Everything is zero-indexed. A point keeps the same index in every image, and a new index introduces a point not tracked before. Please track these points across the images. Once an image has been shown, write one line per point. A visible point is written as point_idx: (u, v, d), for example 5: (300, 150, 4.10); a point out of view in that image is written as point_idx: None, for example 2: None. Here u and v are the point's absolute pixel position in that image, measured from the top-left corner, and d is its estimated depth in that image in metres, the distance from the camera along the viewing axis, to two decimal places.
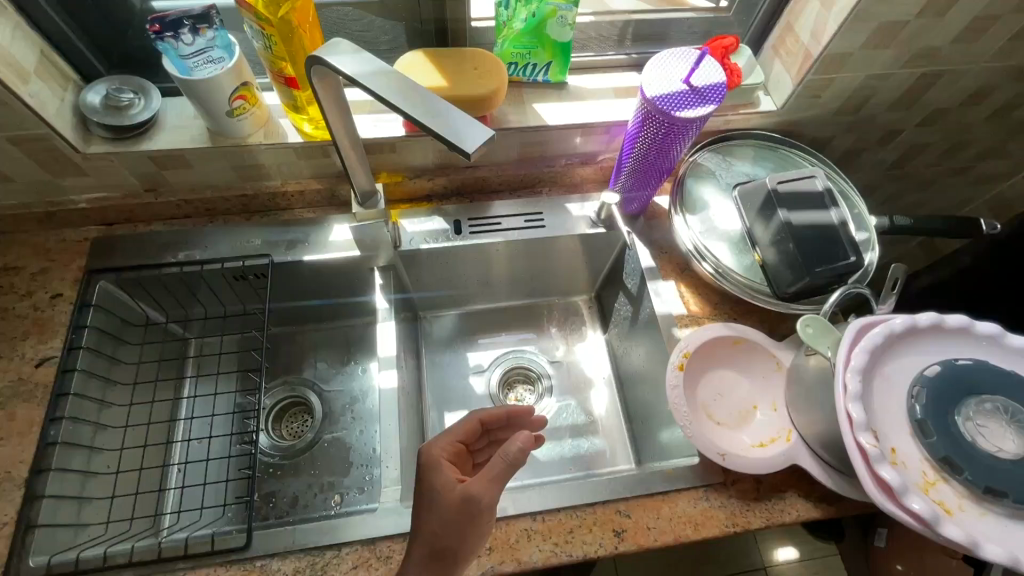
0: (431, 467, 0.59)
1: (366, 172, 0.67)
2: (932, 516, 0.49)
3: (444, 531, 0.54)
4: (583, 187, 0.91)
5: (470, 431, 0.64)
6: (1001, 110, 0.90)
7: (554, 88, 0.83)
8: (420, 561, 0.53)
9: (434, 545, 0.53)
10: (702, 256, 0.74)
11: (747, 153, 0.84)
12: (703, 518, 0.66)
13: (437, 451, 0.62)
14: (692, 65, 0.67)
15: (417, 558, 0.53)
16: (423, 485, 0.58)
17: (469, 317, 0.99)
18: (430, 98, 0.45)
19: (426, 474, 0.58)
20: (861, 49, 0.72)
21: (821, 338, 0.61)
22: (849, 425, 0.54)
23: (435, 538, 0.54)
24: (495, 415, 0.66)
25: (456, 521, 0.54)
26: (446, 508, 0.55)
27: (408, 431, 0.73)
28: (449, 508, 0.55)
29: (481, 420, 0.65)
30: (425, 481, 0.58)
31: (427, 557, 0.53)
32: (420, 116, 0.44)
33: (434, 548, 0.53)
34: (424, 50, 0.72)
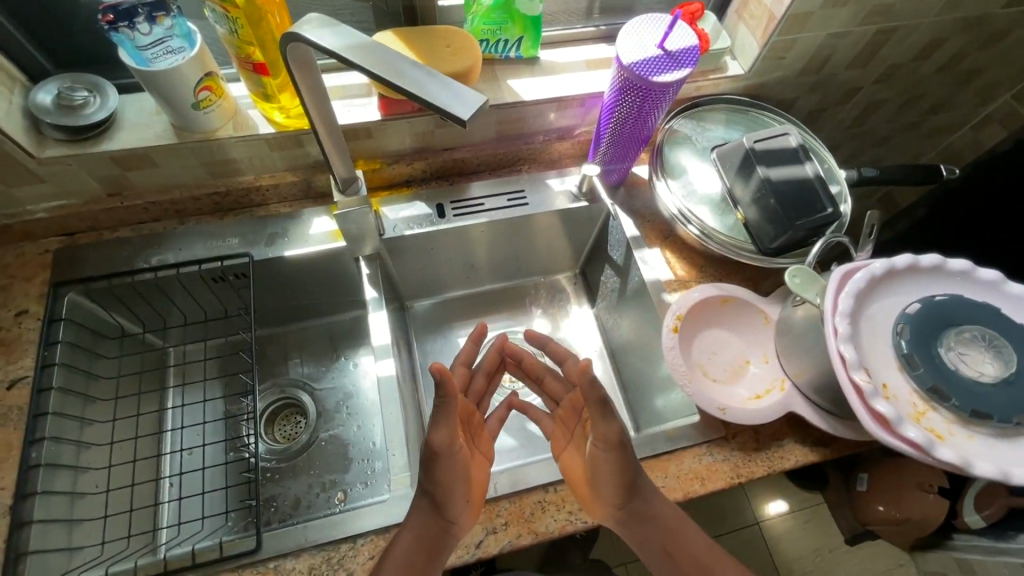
0: None
1: (348, 157, 0.65)
2: (927, 442, 0.51)
3: (426, 475, 0.56)
4: (562, 163, 0.91)
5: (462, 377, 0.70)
6: (950, 62, 0.95)
7: (526, 64, 0.82)
8: (426, 508, 0.57)
9: (434, 496, 0.57)
10: (686, 219, 0.76)
11: (718, 118, 0.85)
12: (708, 473, 0.68)
13: None
14: (665, 30, 0.67)
15: (425, 507, 0.57)
16: None
17: (445, 304, 1.00)
18: (416, 67, 0.44)
19: None
20: (820, 8, 0.75)
21: (809, 287, 0.64)
22: (842, 365, 0.57)
23: (427, 483, 0.57)
24: (470, 352, 0.70)
25: (427, 464, 0.55)
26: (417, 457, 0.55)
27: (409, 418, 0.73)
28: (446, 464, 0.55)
29: (465, 363, 0.71)
30: None
31: (431, 506, 0.57)
32: (407, 85, 0.43)
33: (434, 492, 0.56)
34: (393, 30, 0.70)
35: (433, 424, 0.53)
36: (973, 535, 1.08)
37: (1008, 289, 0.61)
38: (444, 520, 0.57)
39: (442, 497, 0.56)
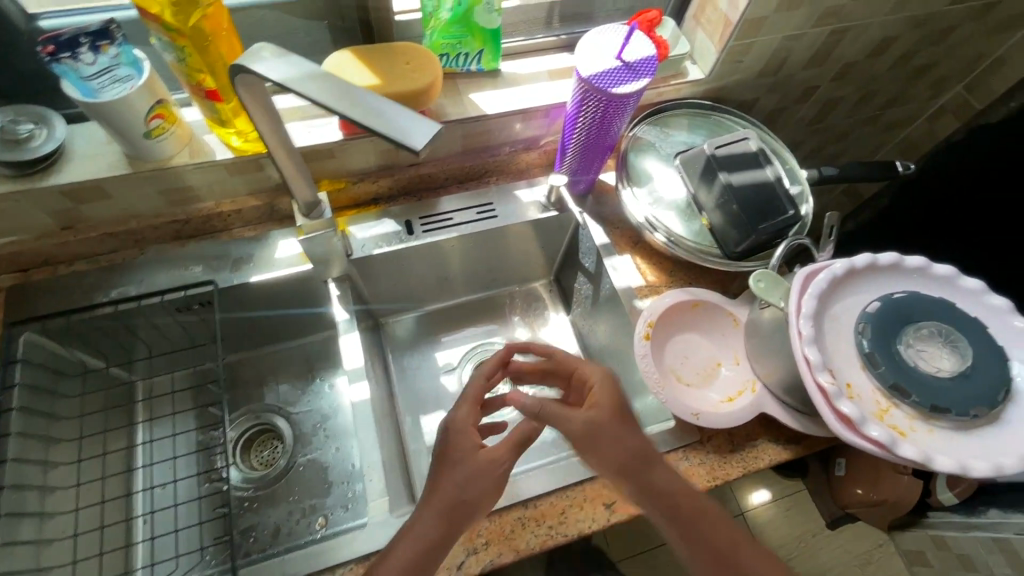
0: (459, 432, 0.62)
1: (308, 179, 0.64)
2: (889, 441, 0.53)
3: (465, 486, 0.57)
4: (530, 173, 0.91)
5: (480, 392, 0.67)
6: (903, 57, 0.97)
7: (488, 76, 0.82)
8: (440, 513, 0.57)
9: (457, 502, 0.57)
10: (653, 226, 0.76)
11: (682, 123, 0.86)
12: (685, 477, 0.69)
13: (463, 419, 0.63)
14: (622, 41, 0.67)
15: (438, 511, 0.57)
16: (449, 447, 0.60)
17: (435, 315, 1.01)
18: (368, 96, 0.43)
19: (454, 437, 0.61)
20: (774, 12, 0.76)
21: (773, 291, 0.65)
22: (808, 367, 0.58)
23: (463, 495, 0.57)
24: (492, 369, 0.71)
25: (481, 475, 0.58)
26: (471, 466, 0.58)
27: (387, 439, 0.72)
28: (469, 469, 0.58)
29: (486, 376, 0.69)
30: (451, 443, 0.61)
31: (447, 509, 0.57)
32: (359, 116, 0.42)
33: (456, 498, 0.57)
34: (350, 48, 0.69)
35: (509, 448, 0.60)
36: (946, 512, 1.14)
37: (961, 284, 0.63)
38: (451, 532, 0.57)
39: (465, 506, 0.57)
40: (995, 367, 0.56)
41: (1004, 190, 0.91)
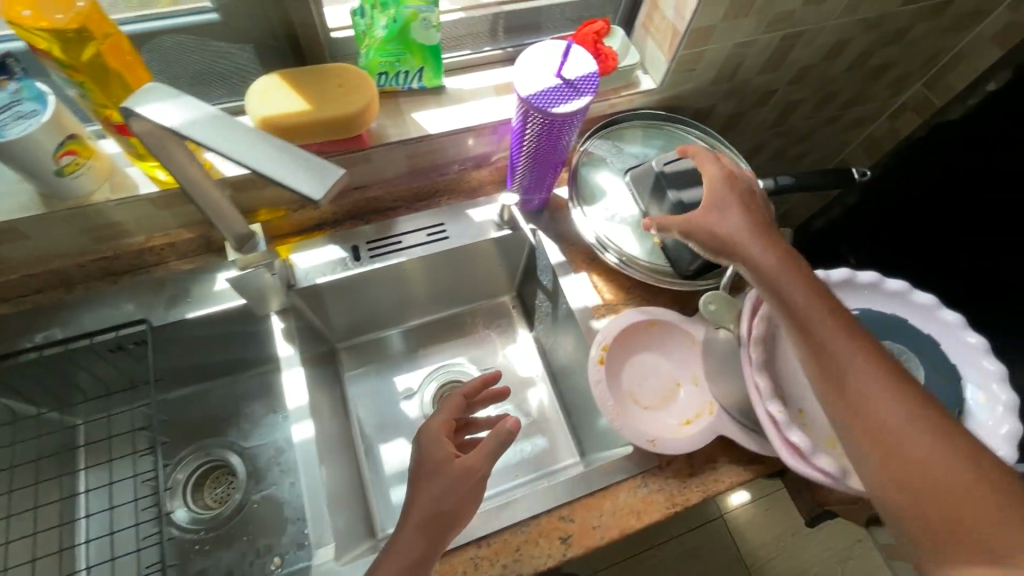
0: (431, 441, 0.61)
1: (232, 213, 0.62)
2: (839, 471, 0.52)
3: (441, 498, 0.56)
4: (483, 190, 0.88)
5: (457, 407, 0.67)
6: (860, 59, 0.96)
7: (432, 93, 0.79)
8: (418, 527, 0.55)
9: (436, 511, 0.56)
10: (604, 247, 0.75)
11: (636, 135, 0.84)
12: (644, 505, 0.67)
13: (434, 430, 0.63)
14: (560, 58, 0.64)
15: (416, 524, 0.55)
16: (421, 460, 0.60)
17: (401, 335, 0.98)
18: (267, 141, 0.41)
19: (427, 445, 0.61)
20: (722, 20, 0.74)
21: (724, 314, 0.64)
22: (758, 396, 0.56)
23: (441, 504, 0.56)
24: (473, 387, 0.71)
25: (460, 483, 0.57)
26: (449, 475, 0.58)
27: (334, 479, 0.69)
28: (445, 479, 0.58)
29: (463, 395, 0.70)
30: (423, 454, 0.60)
31: (428, 518, 0.55)
32: (250, 158, 0.40)
33: (435, 512, 0.56)
34: (278, 72, 0.65)
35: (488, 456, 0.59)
36: None
37: (914, 299, 0.62)
38: (433, 548, 0.55)
39: (444, 517, 0.56)
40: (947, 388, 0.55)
41: (964, 189, 0.90)
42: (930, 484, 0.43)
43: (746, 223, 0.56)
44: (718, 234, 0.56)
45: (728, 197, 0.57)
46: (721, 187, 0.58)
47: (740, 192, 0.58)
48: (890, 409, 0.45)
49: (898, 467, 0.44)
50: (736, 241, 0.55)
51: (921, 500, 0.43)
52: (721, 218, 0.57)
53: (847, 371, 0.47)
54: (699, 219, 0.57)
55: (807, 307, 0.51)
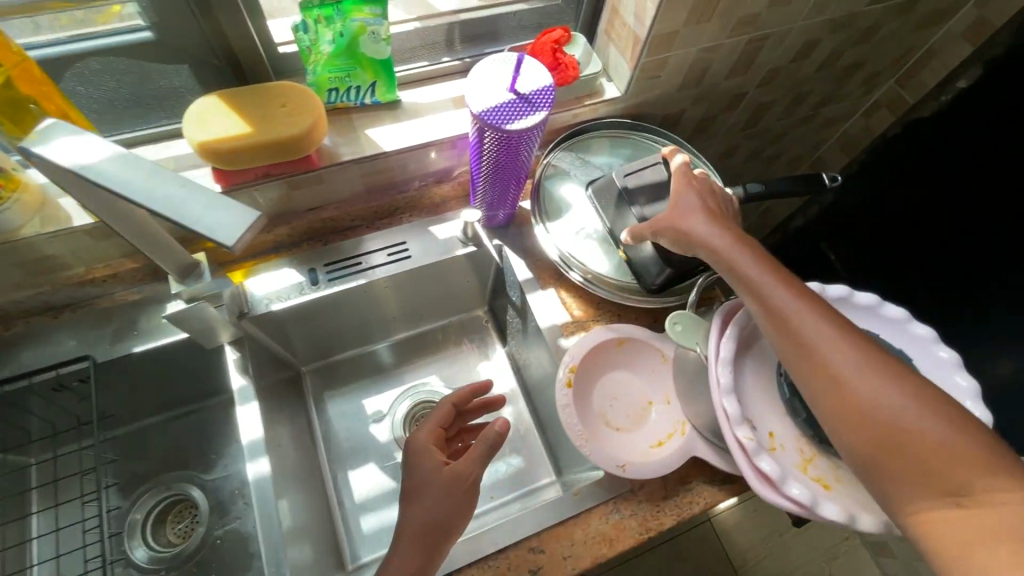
0: (420, 452, 0.62)
1: (171, 246, 0.58)
2: (810, 500, 0.49)
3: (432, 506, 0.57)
4: (446, 206, 0.86)
5: (446, 416, 0.68)
6: (829, 59, 0.94)
7: (387, 108, 0.75)
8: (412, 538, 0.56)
9: (428, 522, 0.57)
10: (569, 265, 0.74)
11: (601, 146, 0.82)
12: (617, 532, 0.65)
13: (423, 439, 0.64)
14: (513, 72, 0.61)
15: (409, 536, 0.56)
16: (411, 471, 0.61)
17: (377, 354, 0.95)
18: (181, 185, 0.38)
19: (416, 457, 0.61)
20: (684, 26, 0.71)
21: (691, 334, 0.62)
22: (726, 422, 0.54)
23: (432, 514, 0.57)
24: (464, 395, 0.71)
25: (449, 493, 0.58)
26: (439, 484, 0.58)
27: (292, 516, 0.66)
28: (436, 490, 0.58)
29: (453, 402, 0.70)
30: (413, 466, 0.61)
31: (422, 530, 0.56)
32: (154, 206, 0.37)
33: (427, 523, 0.57)
34: (217, 93, 0.62)
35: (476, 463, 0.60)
36: None
37: (885, 313, 0.60)
38: (431, 558, 0.56)
39: (438, 526, 0.57)
40: None
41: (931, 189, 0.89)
42: (898, 436, 0.44)
43: (706, 216, 0.56)
44: (681, 229, 0.57)
45: (688, 193, 0.58)
46: (681, 185, 0.59)
47: (700, 190, 0.60)
48: (855, 371, 0.46)
49: (865, 426, 0.45)
50: (696, 232, 0.56)
51: (891, 456, 0.44)
52: (683, 214, 0.57)
53: (808, 340, 0.48)
54: (661, 220, 0.59)
55: (766, 282, 0.51)
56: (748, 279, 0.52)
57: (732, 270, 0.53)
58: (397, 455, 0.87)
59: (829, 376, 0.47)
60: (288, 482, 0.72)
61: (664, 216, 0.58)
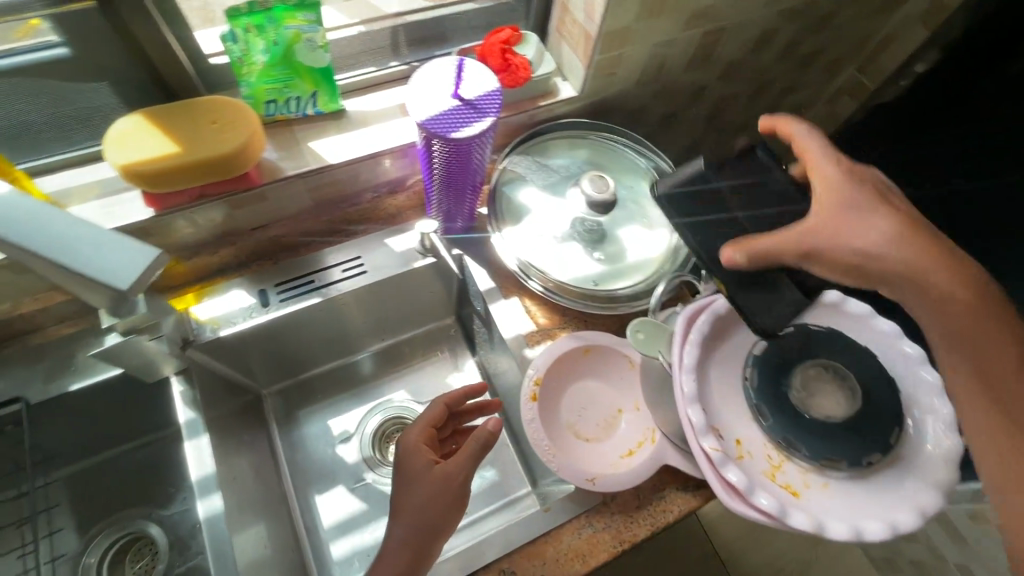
0: (412, 452, 0.61)
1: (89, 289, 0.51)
2: (779, 510, 0.48)
3: (422, 506, 0.56)
4: (402, 216, 0.83)
5: (439, 416, 0.67)
6: (787, 48, 0.93)
7: (332, 118, 0.72)
8: (401, 541, 0.55)
9: (416, 526, 0.55)
10: (528, 275, 0.72)
11: (561, 148, 0.80)
12: (590, 547, 0.63)
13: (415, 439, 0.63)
14: (455, 77, 0.59)
15: (397, 539, 0.55)
16: (402, 471, 0.60)
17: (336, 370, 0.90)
18: (73, 228, 0.43)
19: (407, 457, 0.61)
20: (636, 22, 0.69)
21: (654, 342, 0.60)
22: (692, 432, 0.52)
23: (419, 515, 0.56)
24: (457, 396, 0.70)
25: (437, 494, 0.57)
26: (428, 483, 0.57)
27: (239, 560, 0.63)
28: (424, 489, 0.57)
29: (447, 402, 0.69)
30: (403, 466, 0.60)
31: (409, 532, 0.55)
32: (43, 244, 0.42)
33: (414, 526, 0.56)
34: (142, 111, 0.58)
35: (467, 463, 0.58)
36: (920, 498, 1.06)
37: (849, 309, 0.59)
38: (418, 562, 0.55)
39: (428, 526, 0.56)
40: (889, 405, 0.52)
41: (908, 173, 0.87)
42: None
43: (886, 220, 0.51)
44: (857, 243, 0.50)
45: (860, 195, 0.52)
46: (847, 187, 0.52)
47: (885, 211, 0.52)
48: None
49: None
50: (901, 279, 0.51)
51: None
52: (855, 220, 0.51)
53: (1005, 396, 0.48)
54: (826, 232, 0.50)
55: (951, 296, 0.51)
56: (937, 295, 0.51)
57: (922, 287, 0.52)
58: (367, 476, 0.83)
59: (994, 396, 0.49)
60: (246, 512, 0.69)
61: (833, 224, 0.51)
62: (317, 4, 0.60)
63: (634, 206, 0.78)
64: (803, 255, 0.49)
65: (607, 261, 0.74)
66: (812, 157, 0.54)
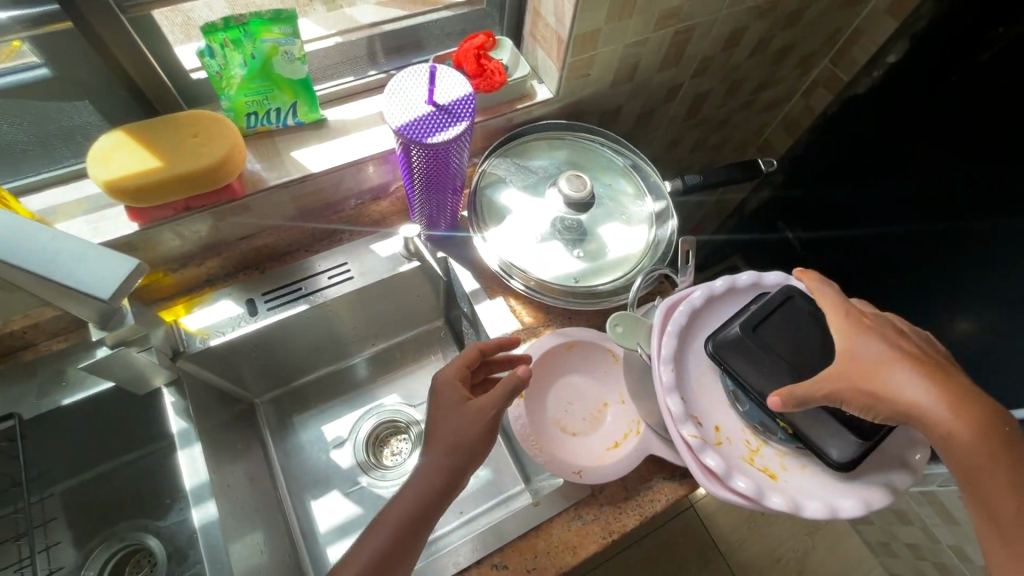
0: (446, 386, 0.59)
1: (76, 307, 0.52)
2: (756, 492, 0.50)
3: (452, 436, 0.55)
4: (386, 222, 0.84)
5: (473, 360, 0.63)
6: (760, 43, 0.95)
7: (312, 127, 0.73)
8: (429, 466, 0.55)
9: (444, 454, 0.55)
10: (510, 274, 0.73)
11: (540, 149, 0.81)
12: (580, 539, 0.64)
13: (450, 377, 0.61)
14: (428, 84, 0.60)
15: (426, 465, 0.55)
16: (435, 405, 0.59)
17: (328, 377, 0.90)
18: (57, 242, 0.44)
19: (441, 391, 0.59)
20: (606, 24, 0.71)
21: (633, 334, 0.62)
22: (672, 420, 0.53)
23: (449, 444, 0.55)
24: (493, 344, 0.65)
25: (469, 426, 0.56)
26: (461, 416, 0.56)
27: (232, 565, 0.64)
28: (457, 421, 0.56)
29: (482, 349, 0.64)
30: (436, 400, 0.59)
31: (439, 459, 0.55)
32: (26, 258, 0.43)
33: (444, 454, 0.55)
34: (123, 127, 0.59)
35: (502, 400, 0.57)
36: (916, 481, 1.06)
37: None
38: (445, 491, 0.55)
39: (457, 456, 0.55)
40: None
41: (898, 179, 0.88)
42: None
43: (911, 367, 0.48)
44: (879, 390, 0.47)
45: (875, 344, 0.49)
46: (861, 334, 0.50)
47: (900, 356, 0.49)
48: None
49: None
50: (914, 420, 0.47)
51: None
52: (876, 365, 0.48)
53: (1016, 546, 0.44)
54: (844, 377, 0.48)
55: (977, 451, 0.46)
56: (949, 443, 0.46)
57: (945, 440, 0.46)
58: (362, 479, 0.83)
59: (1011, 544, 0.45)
60: (240, 521, 0.69)
61: (853, 370, 0.48)
62: (293, 17, 0.61)
63: (613, 204, 0.79)
64: (822, 397, 0.48)
65: (587, 258, 0.76)
66: (827, 308, 0.53)
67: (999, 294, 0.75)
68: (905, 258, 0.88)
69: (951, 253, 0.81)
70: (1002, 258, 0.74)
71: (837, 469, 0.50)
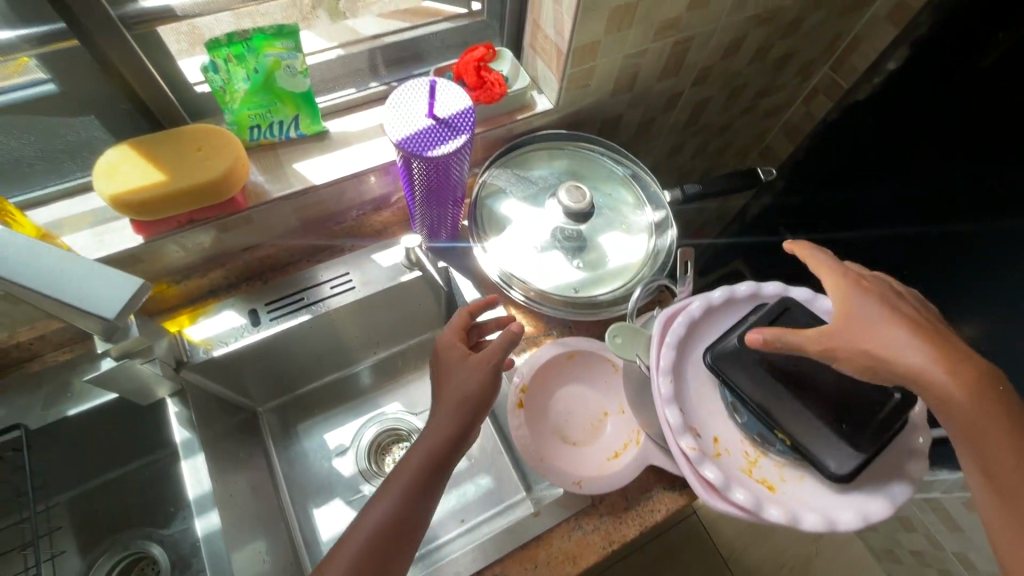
0: (447, 347, 0.61)
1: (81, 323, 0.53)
2: (753, 504, 0.50)
3: (463, 385, 0.57)
4: (388, 232, 0.85)
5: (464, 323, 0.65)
6: (760, 51, 0.95)
7: (314, 140, 0.74)
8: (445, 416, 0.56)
9: (459, 401, 0.56)
10: (510, 284, 0.73)
11: (540, 159, 0.82)
12: (580, 549, 0.64)
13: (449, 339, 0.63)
14: (428, 97, 0.61)
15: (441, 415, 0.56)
16: (439, 366, 0.60)
17: (331, 385, 0.91)
18: (63, 261, 0.45)
19: (443, 352, 0.61)
20: (605, 35, 0.71)
21: (632, 345, 0.62)
22: (670, 432, 0.54)
23: (463, 393, 0.57)
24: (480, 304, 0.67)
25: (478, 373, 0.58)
26: (467, 367, 0.58)
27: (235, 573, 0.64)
28: (463, 373, 0.58)
29: (470, 311, 0.67)
30: (439, 361, 0.61)
31: (455, 406, 0.56)
32: (31, 276, 0.44)
33: (459, 402, 0.57)
34: (129, 142, 0.60)
35: (503, 345, 0.60)
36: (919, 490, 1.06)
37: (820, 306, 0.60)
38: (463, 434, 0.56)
39: (470, 402, 0.57)
40: None
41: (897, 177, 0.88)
42: None
43: (907, 327, 0.49)
44: (872, 347, 0.49)
45: (870, 305, 0.51)
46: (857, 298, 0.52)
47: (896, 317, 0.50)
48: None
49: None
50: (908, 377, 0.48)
51: None
52: (870, 324, 0.50)
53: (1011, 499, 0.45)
54: (838, 335, 0.50)
55: (975, 410, 0.46)
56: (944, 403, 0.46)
57: (942, 399, 0.46)
58: (364, 488, 0.84)
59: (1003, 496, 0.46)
60: (243, 529, 0.70)
61: (847, 329, 0.50)
62: (295, 32, 0.62)
63: (613, 213, 0.80)
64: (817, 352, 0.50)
65: (587, 267, 0.76)
66: (823, 273, 0.55)
67: (1000, 301, 0.75)
68: (906, 262, 0.88)
69: (951, 254, 0.81)
70: (1002, 262, 0.74)
71: (838, 481, 0.49)
